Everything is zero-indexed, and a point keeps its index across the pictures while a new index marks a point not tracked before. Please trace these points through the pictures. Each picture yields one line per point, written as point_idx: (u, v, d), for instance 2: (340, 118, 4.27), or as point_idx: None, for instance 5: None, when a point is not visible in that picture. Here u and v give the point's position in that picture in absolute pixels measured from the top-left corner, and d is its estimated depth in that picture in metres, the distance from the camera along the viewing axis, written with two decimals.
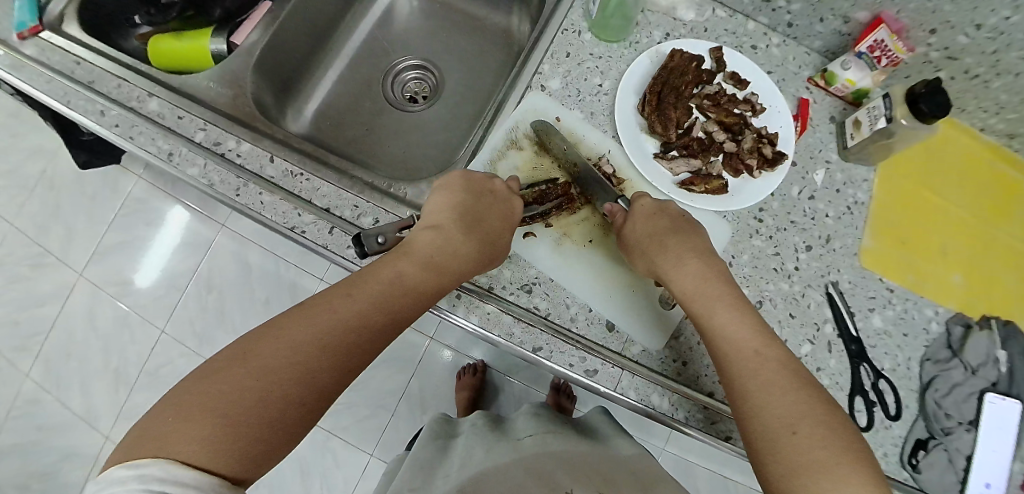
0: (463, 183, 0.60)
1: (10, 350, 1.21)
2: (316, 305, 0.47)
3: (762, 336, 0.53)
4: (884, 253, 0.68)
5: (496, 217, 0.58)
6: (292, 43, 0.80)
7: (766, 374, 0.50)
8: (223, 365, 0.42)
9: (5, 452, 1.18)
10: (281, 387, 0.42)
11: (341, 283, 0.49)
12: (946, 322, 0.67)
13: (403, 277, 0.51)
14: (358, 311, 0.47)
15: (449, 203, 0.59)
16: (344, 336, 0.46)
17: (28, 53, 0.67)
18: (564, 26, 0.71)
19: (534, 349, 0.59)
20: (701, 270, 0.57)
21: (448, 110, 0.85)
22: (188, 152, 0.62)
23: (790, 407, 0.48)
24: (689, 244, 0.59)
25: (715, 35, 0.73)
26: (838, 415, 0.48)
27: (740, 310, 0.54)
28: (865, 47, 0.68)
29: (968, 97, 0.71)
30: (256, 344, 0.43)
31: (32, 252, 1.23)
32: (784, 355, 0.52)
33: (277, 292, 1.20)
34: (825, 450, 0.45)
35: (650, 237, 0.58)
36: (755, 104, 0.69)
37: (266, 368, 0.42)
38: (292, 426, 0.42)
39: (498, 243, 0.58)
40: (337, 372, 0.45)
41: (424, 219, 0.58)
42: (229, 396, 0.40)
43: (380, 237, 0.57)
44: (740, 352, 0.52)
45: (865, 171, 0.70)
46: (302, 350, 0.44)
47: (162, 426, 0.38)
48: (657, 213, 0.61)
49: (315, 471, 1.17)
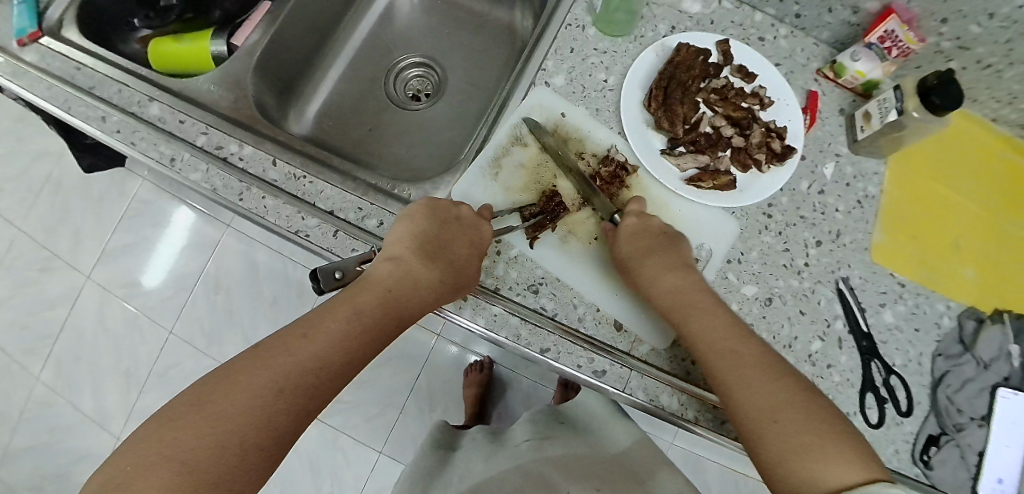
0: (425, 213, 0.59)
1: (20, 353, 1.22)
2: (271, 348, 0.46)
3: (736, 333, 0.53)
4: (894, 247, 0.67)
5: (459, 246, 0.57)
6: (294, 43, 0.79)
7: (742, 373, 0.50)
8: (176, 414, 0.41)
9: (19, 454, 1.20)
10: (239, 433, 0.41)
11: (297, 323, 0.49)
12: (958, 316, 0.66)
13: (362, 315, 0.51)
14: (313, 352, 0.47)
15: (408, 235, 0.58)
16: (304, 376, 0.45)
17: (28, 60, 0.66)
18: (567, 21, 0.70)
19: (542, 350, 0.58)
20: (674, 274, 0.57)
21: (451, 107, 0.84)
22: (191, 156, 0.62)
23: (771, 399, 0.48)
24: (667, 253, 0.59)
25: (721, 27, 0.71)
26: (819, 399, 0.48)
27: (714, 312, 0.54)
28: (875, 37, 0.66)
29: (980, 87, 0.69)
30: (210, 390, 0.43)
31: (39, 255, 1.23)
32: (760, 348, 0.52)
33: (284, 292, 1.21)
34: (809, 435, 0.45)
35: (631, 255, 0.58)
36: (764, 97, 0.67)
37: (225, 412, 0.41)
38: (256, 469, 0.42)
39: (463, 273, 0.57)
40: (296, 414, 0.45)
41: (383, 252, 0.57)
42: (188, 445, 0.39)
43: (339, 273, 0.56)
44: (717, 353, 0.52)
45: (876, 164, 0.69)
46: (260, 394, 0.43)
47: (119, 481, 0.37)
48: (643, 231, 0.59)
49: (324, 470, 1.17)
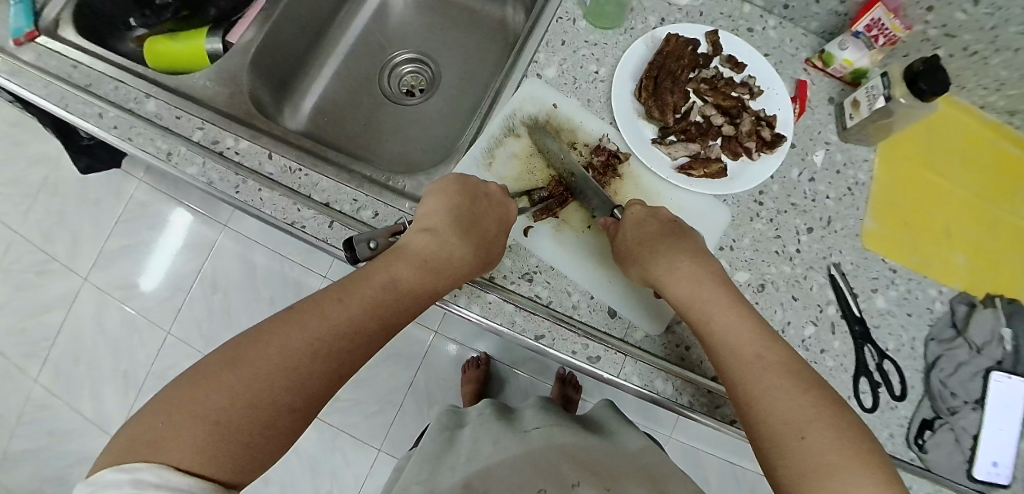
0: (458, 187, 0.60)
1: (19, 356, 1.22)
2: (309, 310, 0.47)
3: (763, 338, 0.52)
4: (885, 233, 0.68)
5: (490, 221, 0.58)
6: (288, 40, 0.80)
7: (767, 379, 0.49)
8: (213, 368, 0.42)
9: (17, 457, 1.19)
10: (272, 394, 0.42)
11: (333, 287, 0.49)
12: (950, 301, 0.67)
13: (397, 284, 0.51)
14: (349, 318, 0.47)
15: (443, 207, 0.58)
16: (338, 341, 0.46)
17: (26, 58, 0.67)
18: (558, 15, 0.71)
19: (536, 337, 0.59)
20: (695, 274, 0.57)
21: (445, 103, 0.85)
22: (187, 151, 0.63)
23: (796, 409, 0.47)
24: (683, 249, 0.58)
25: (711, 19, 0.72)
26: (846, 413, 0.48)
27: (740, 314, 0.54)
28: (863, 26, 0.67)
29: (968, 75, 0.70)
30: (248, 348, 0.44)
31: (37, 258, 1.24)
32: (788, 355, 0.51)
33: (281, 292, 1.21)
34: (834, 450, 0.45)
35: (643, 245, 0.58)
36: (753, 87, 0.68)
37: (260, 372, 0.42)
38: (285, 430, 0.43)
39: (492, 248, 0.58)
40: (328, 378, 0.45)
41: (418, 222, 0.58)
42: (224, 401, 0.40)
43: (373, 243, 0.56)
44: (742, 357, 0.51)
45: (865, 151, 0.70)
46: (296, 356, 0.44)
47: (157, 430, 0.38)
48: (646, 220, 0.60)
49: (323, 469, 1.17)
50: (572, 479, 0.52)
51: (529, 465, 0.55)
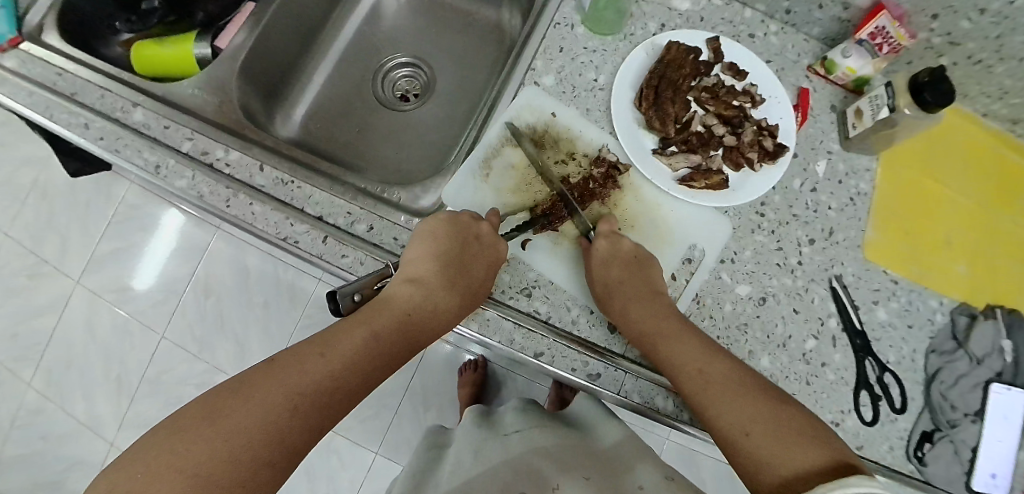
0: (446, 229, 0.58)
1: (10, 361, 1.21)
2: (289, 364, 0.46)
3: (703, 353, 0.53)
4: (888, 244, 0.67)
5: (476, 267, 0.57)
6: (280, 45, 0.78)
7: (712, 391, 0.51)
8: (192, 421, 0.41)
9: (11, 462, 1.18)
10: (252, 449, 0.41)
11: (315, 340, 0.48)
12: (951, 312, 0.66)
13: (380, 337, 0.51)
14: (331, 372, 0.46)
15: (430, 253, 0.57)
16: (320, 395, 0.45)
17: (8, 66, 0.65)
18: (556, 20, 0.69)
19: (536, 355, 0.58)
20: (644, 303, 0.58)
21: (440, 108, 0.83)
22: (176, 163, 0.61)
23: (736, 413, 0.49)
24: (641, 280, 0.59)
25: (712, 25, 0.71)
26: (789, 408, 0.49)
27: (683, 338, 0.54)
28: (866, 34, 0.65)
29: (971, 83, 0.69)
30: (228, 400, 0.42)
31: (27, 262, 1.22)
32: (729, 365, 0.53)
33: (276, 295, 1.19)
34: (778, 443, 0.46)
35: (602, 282, 0.59)
36: (755, 95, 0.67)
37: (241, 425, 0.41)
38: (264, 485, 0.41)
39: (477, 292, 0.57)
40: (309, 433, 0.44)
41: (403, 270, 0.57)
42: (203, 455, 0.39)
43: (357, 295, 0.54)
44: (686, 374, 0.53)
45: (868, 160, 0.69)
46: (277, 411, 0.43)
47: (133, 485, 0.37)
48: (613, 257, 0.59)
49: (320, 473, 1.17)
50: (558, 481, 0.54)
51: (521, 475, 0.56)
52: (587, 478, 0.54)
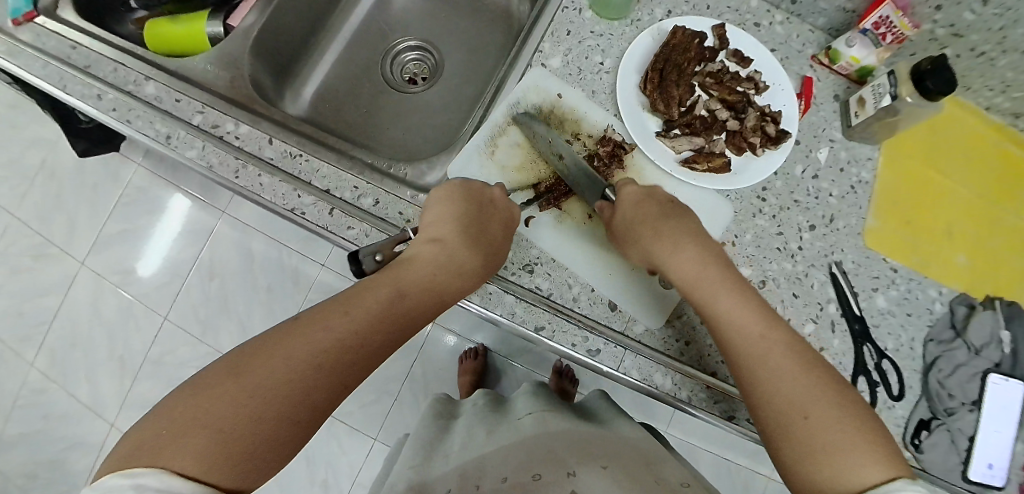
0: (462, 194, 0.59)
1: (15, 340, 1.22)
2: (311, 323, 0.46)
3: (766, 319, 0.51)
4: (888, 232, 0.67)
5: (495, 227, 0.58)
6: (291, 26, 0.79)
7: (772, 360, 0.49)
8: (216, 379, 0.41)
9: (13, 440, 1.19)
10: (277, 404, 0.41)
11: (337, 298, 0.48)
12: (950, 302, 0.67)
13: (402, 294, 0.50)
14: (355, 329, 0.46)
15: (449, 216, 0.58)
16: (344, 352, 0.45)
17: (24, 39, 0.66)
18: (564, 4, 0.70)
19: (536, 328, 0.59)
20: (700, 255, 0.56)
21: (447, 91, 0.84)
22: (186, 134, 0.62)
23: (797, 390, 0.47)
24: (682, 228, 0.58)
25: (717, 13, 0.72)
26: (848, 393, 0.47)
27: (743, 299, 0.53)
28: (869, 23, 0.66)
29: (974, 75, 0.70)
30: (250, 359, 0.43)
31: (34, 242, 1.23)
32: (790, 336, 0.51)
33: (279, 280, 1.20)
34: (838, 431, 0.44)
35: (636, 224, 0.58)
36: (758, 82, 0.67)
37: (266, 381, 0.41)
38: (288, 440, 0.41)
39: (496, 254, 0.58)
40: (333, 389, 0.44)
41: (424, 233, 0.57)
42: (228, 410, 0.39)
43: (379, 255, 0.55)
44: (746, 335, 0.51)
45: (870, 149, 0.70)
46: (300, 367, 0.43)
47: (160, 438, 0.37)
48: (645, 199, 0.59)
49: (319, 458, 1.17)
50: (571, 466, 0.51)
51: (526, 455, 0.55)
52: (607, 467, 0.51)
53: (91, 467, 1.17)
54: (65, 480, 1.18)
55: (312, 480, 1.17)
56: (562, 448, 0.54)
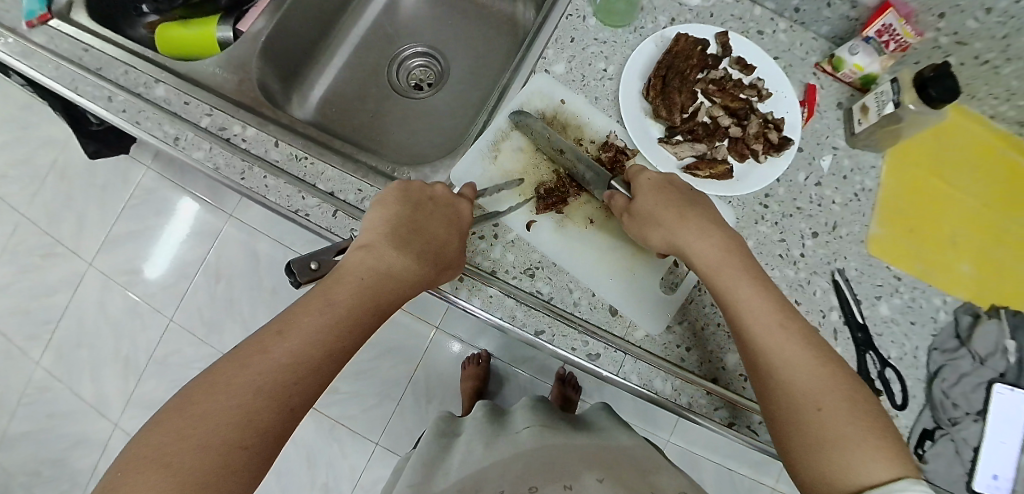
0: (398, 197, 0.58)
1: (22, 338, 1.23)
2: (249, 349, 0.45)
3: (782, 309, 0.51)
4: (891, 240, 0.67)
5: (435, 226, 0.56)
6: (299, 31, 0.80)
7: (789, 349, 0.49)
8: (165, 418, 0.42)
9: (18, 438, 1.20)
10: (223, 435, 0.41)
11: (276, 320, 0.48)
12: (954, 311, 0.66)
13: (337, 304, 0.49)
14: (291, 347, 0.46)
15: (384, 220, 0.56)
16: (282, 372, 0.45)
17: (37, 41, 0.68)
18: (569, 11, 0.70)
19: (536, 332, 0.59)
20: (722, 243, 0.55)
21: (452, 97, 0.85)
22: (194, 136, 0.63)
23: (811, 381, 0.48)
24: (705, 216, 0.57)
25: (721, 21, 0.72)
26: (856, 389, 0.48)
27: (762, 288, 0.52)
28: (873, 31, 0.66)
29: (978, 83, 0.69)
30: (196, 392, 0.43)
31: (44, 241, 1.25)
32: (808, 330, 0.51)
33: (284, 282, 1.21)
34: (848, 424, 0.46)
35: (665, 209, 0.56)
36: (761, 89, 0.68)
37: (209, 412, 0.42)
38: (245, 467, 0.42)
39: (440, 254, 0.56)
40: (279, 410, 0.44)
41: (358, 240, 0.55)
42: (175, 447, 0.40)
43: (315, 263, 0.55)
44: (767, 324, 0.51)
45: (873, 157, 0.70)
46: (241, 394, 0.43)
47: (117, 484, 0.39)
48: (667, 187, 0.59)
49: (320, 461, 1.18)
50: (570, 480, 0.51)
51: (524, 468, 0.55)
52: (602, 480, 0.51)
53: (94, 467, 1.18)
54: (68, 479, 1.19)
55: (313, 483, 1.17)
56: (559, 460, 0.55)
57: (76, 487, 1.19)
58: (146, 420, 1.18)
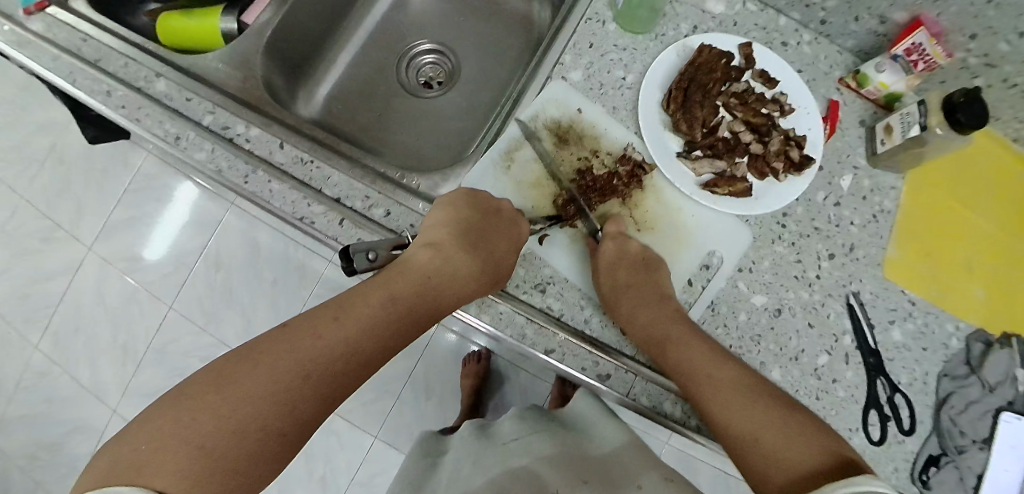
0: (466, 200, 0.59)
1: (19, 322, 1.22)
2: (303, 330, 0.46)
3: (712, 356, 0.54)
4: (907, 263, 0.66)
5: (498, 239, 0.57)
6: (307, 24, 0.77)
7: (720, 396, 0.51)
8: (204, 388, 0.41)
9: (13, 422, 1.20)
10: (262, 418, 0.41)
11: (329, 306, 0.49)
12: (967, 338, 0.65)
13: (396, 302, 0.52)
14: (345, 337, 0.47)
15: (447, 221, 0.58)
16: (332, 362, 0.46)
17: (33, 28, 0.65)
18: (588, 16, 0.68)
19: (546, 351, 0.58)
20: (653, 311, 0.58)
21: (463, 96, 0.83)
22: (197, 136, 0.61)
23: (746, 418, 0.49)
24: (645, 289, 0.59)
25: (744, 30, 0.70)
26: (797, 413, 0.49)
27: (691, 340, 0.55)
28: (902, 49, 0.64)
29: (1004, 106, 0.68)
30: (238, 368, 0.43)
31: (40, 225, 1.22)
32: (738, 369, 0.53)
33: (284, 274, 1.20)
34: (785, 444, 0.47)
35: (607, 287, 0.59)
36: (784, 104, 0.66)
37: (250, 393, 0.42)
38: (274, 455, 0.42)
39: (499, 265, 0.57)
40: (321, 402, 0.45)
41: (421, 237, 0.57)
42: (211, 424, 0.40)
43: (372, 254, 0.53)
44: (696, 380, 0.53)
45: (893, 178, 0.68)
46: (288, 378, 0.43)
47: (141, 453, 0.37)
48: (620, 257, 0.59)
49: (318, 454, 1.18)
50: (554, 484, 0.52)
51: (517, 474, 0.55)
52: (586, 482, 0.52)
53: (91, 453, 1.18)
54: (65, 463, 1.19)
55: (311, 475, 1.17)
56: (549, 465, 0.55)
57: (72, 473, 1.18)
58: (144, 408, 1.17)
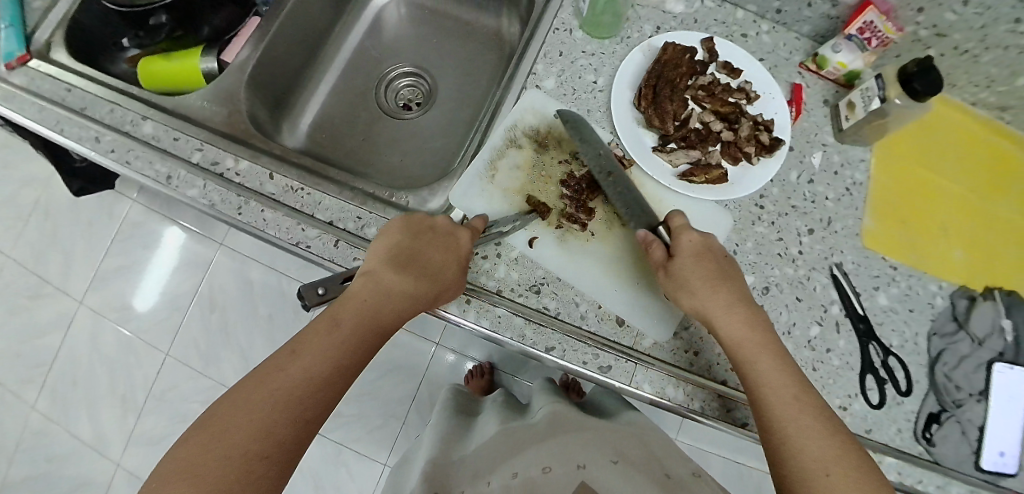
0: (400, 225, 0.58)
1: (15, 383, 1.20)
2: (270, 365, 0.47)
3: (802, 384, 0.52)
4: (885, 232, 0.69)
5: (433, 253, 0.56)
6: (284, 59, 0.80)
7: (802, 420, 0.50)
8: (194, 430, 0.44)
9: (16, 485, 1.18)
10: (243, 447, 0.43)
11: (294, 338, 0.49)
12: (950, 295, 0.68)
13: (343, 326, 0.50)
14: (304, 366, 0.47)
15: (383, 248, 0.56)
16: (299, 387, 0.46)
17: (17, 82, 0.66)
18: (555, 26, 0.71)
19: (547, 349, 0.59)
20: (750, 316, 0.55)
21: (442, 115, 0.85)
22: (187, 174, 0.62)
23: (822, 451, 0.48)
24: (733, 290, 0.56)
25: (705, 26, 0.73)
26: (859, 454, 0.49)
27: (780, 363, 0.53)
28: (855, 29, 0.68)
29: (958, 72, 0.71)
30: (220, 410, 0.45)
31: (31, 283, 1.22)
32: (820, 402, 0.52)
33: (281, 308, 1.20)
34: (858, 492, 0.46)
35: (703, 281, 0.56)
36: (750, 92, 0.69)
37: (230, 427, 0.43)
38: (264, 478, 0.43)
39: (440, 277, 0.55)
40: (296, 424, 0.45)
41: (361, 267, 0.55)
42: (201, 460, 0.42)
43: (321, 289, 0.55)
44: (782, 400, 0.51)
45: (862, 151, 0.71)
46: (260, 409, 0.44)
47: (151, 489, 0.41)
48: (703, 254, 0.58)
49: (329, 485, 1.17)
50: (582, 461, 0.51)
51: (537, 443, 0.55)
52: (616, 462, 0.51)
53: None
54: None
55: None
56: (571, 439, 0.54)
57: None
58: (149, 457, 1.16)
